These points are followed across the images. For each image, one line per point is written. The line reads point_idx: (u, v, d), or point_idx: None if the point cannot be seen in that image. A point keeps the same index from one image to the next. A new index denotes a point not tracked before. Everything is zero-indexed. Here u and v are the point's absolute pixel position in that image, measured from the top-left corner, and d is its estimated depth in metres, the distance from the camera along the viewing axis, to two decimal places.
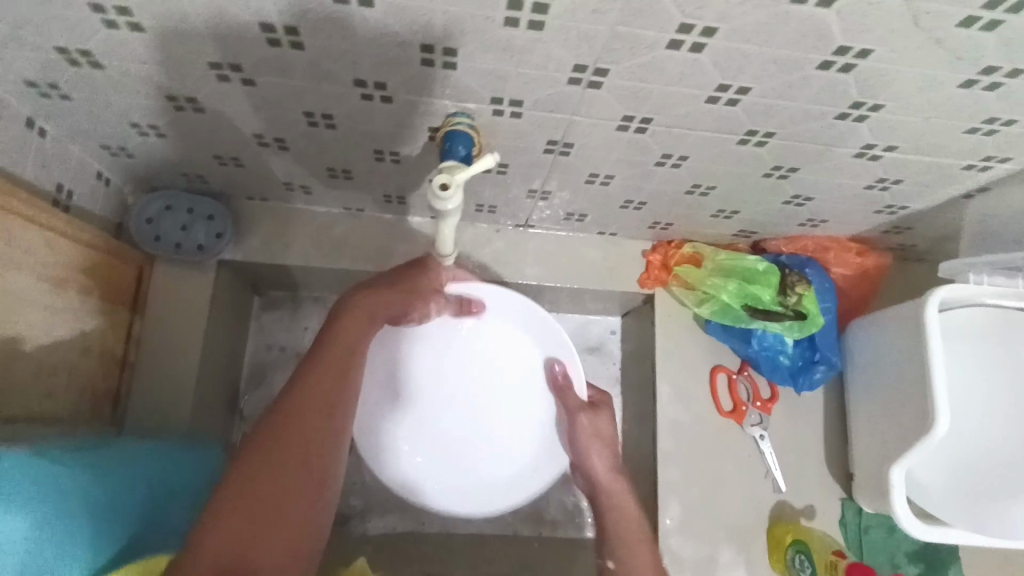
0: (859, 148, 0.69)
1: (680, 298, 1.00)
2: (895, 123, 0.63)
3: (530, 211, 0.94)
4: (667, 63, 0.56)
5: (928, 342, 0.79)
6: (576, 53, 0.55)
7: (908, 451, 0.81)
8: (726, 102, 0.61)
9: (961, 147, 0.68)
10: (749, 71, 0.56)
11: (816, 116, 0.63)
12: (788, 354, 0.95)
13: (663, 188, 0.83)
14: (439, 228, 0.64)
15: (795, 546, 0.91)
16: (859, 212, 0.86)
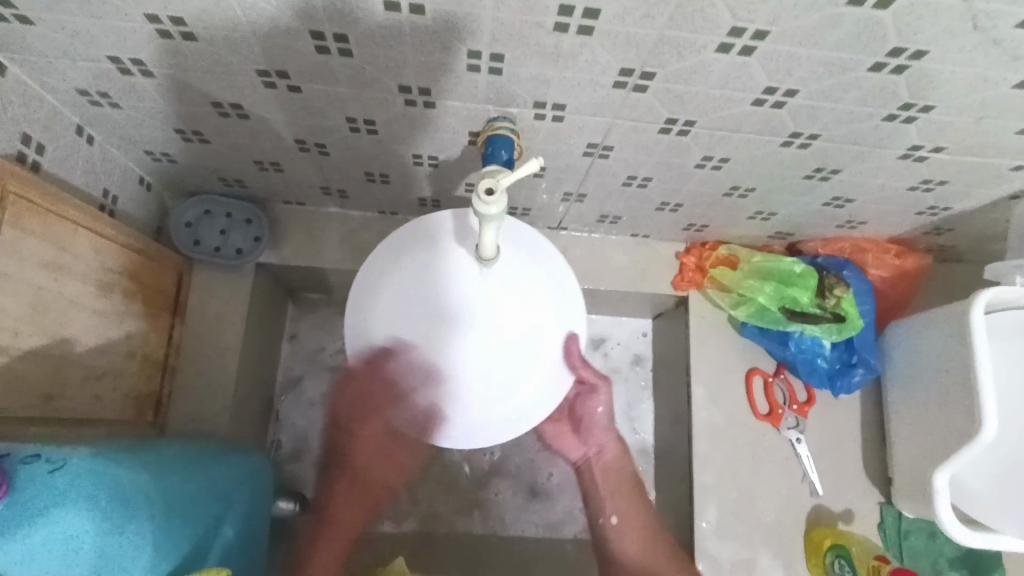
0: (905, 150, 0.68)
1: (715, 300, 0.99)
2: (944, 123, 0.63)
3: (563, 214, 0.94)
4: (715, 67, 0.56)
5: (974, 346, 0.78)
6: (623, 57, 0.55)
7: (953, 456, 0.80)
8: (772, 105, 0.61)
9: (1011, 147, 0.67)
10: (799, 74, 0.56)
11: (863, 117, 0.62)
12: (826, 356, 0.94)
13: (702, 190, 0.83)
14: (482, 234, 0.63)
15: (835, 550, 0.89)
16: (899, 214, 0.85)
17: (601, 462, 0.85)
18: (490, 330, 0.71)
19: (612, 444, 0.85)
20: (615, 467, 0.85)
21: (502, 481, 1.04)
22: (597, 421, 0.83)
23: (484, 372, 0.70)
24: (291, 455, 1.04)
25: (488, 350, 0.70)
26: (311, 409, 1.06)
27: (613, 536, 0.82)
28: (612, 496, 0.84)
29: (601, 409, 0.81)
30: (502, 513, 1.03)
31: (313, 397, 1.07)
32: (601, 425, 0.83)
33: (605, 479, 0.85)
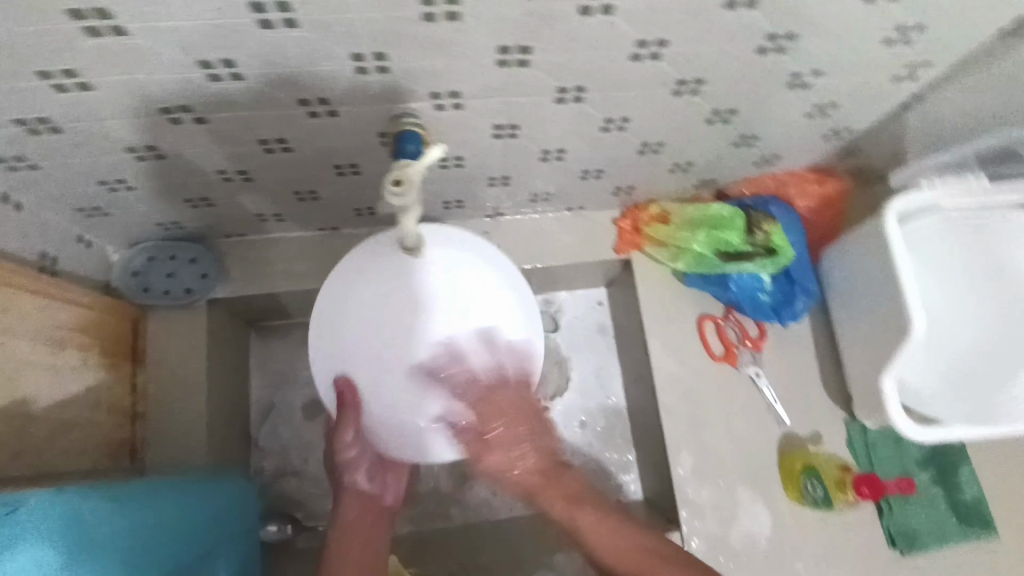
0: (788, 79, 0.72)
1: (654, 256, 1.02)
2: (813, 48, 0.66)
3: (495, 200, 0.97)
4: (583, 31, 0.59)
5: (892, 255, 0.83)
6: (497, 36, 0.58)
7: (894, 358, 0.84)
8: (649, 58, 0.65)
9: (885, 60, 0.70)
10: (662, 24, 0.59)
11: (738, 55, 0.66)
12: (767, 290, 0.98)
13: (616, 153, 0.86)
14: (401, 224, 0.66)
15: (806, 472, 0.94)
16: (809, 143, 0.89)
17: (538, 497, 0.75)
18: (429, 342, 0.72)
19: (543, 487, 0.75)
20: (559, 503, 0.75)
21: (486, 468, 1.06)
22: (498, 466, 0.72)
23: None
24: (279, 480, 1.06)
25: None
26: (291, 433, 1.08)
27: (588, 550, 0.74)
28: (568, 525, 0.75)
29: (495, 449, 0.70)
30: (491, 498, 1.05)
31: (291, 422, 1.09)
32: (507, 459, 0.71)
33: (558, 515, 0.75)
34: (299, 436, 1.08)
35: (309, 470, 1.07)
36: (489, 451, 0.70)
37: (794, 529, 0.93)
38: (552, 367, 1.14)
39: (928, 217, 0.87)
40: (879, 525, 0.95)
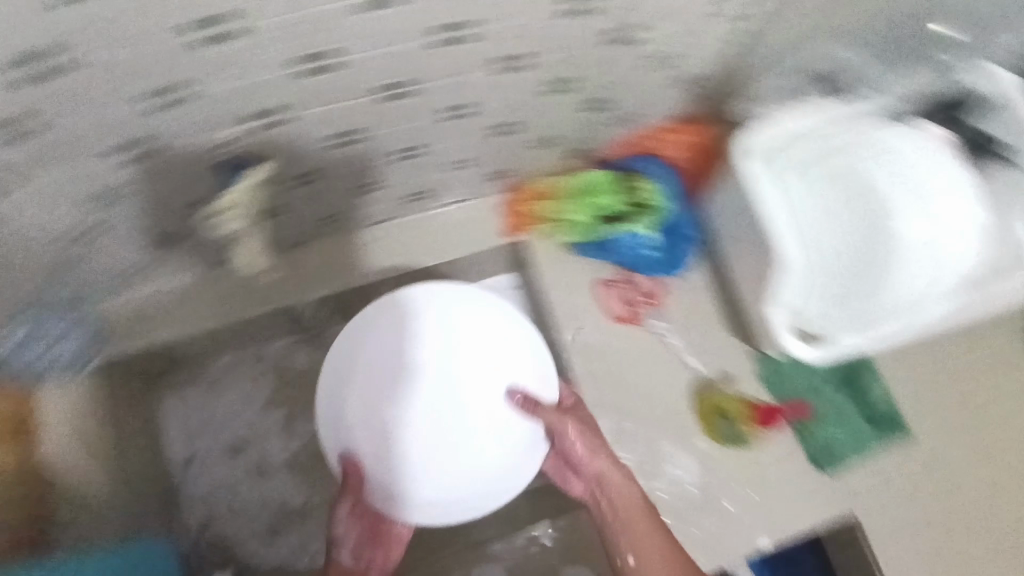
0: (607, 34, 0.71)
1: (541, 233, 1.03)
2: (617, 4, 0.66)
3: (366, 203, 0.95)
4: (371, 26, 0.57)
5: (748, 188, 0.84)
6: (281, 47, 0.56)
7: (773, 288, 0.85)
8: (455, 41, 0.63)
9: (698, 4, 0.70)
10: (451, 8, 0.58)
11: (544, 23, 0.65)
12: (653, 245, 0.98)
13: (468, 138, 0.85)
14: (220, 229, 0.83)
15: (719, 417, 0.98)
16: (661, 95, 0.89)
17: (620, 510, 0.80)
18: (449, 403, 0.85)
19: (636, 498, 0.81)
20: (637, 514, 0.80)
21: None
22: (573, 451, 0.82)
23: (466, 438, 0.84)
24: (215, 532, 1.04)
25: (462, 418, 0.85)
26: (217, 484, 1.05)
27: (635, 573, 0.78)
28: (629, 539, 0.79)
29: (576, 443, 0.82)
30: None
31: (216, 474, 1.05)
32: (583, 453, 0.82)
33: (612, 509, 0.81)
34: (226, 484, 1.05)
35: (244, 514, 1.05)
36: (572, 448, 0.82)
37: (718, 468, 0.97)
38: None
39: (794, 143, 0.87)
40: (799, 448, 0.98)
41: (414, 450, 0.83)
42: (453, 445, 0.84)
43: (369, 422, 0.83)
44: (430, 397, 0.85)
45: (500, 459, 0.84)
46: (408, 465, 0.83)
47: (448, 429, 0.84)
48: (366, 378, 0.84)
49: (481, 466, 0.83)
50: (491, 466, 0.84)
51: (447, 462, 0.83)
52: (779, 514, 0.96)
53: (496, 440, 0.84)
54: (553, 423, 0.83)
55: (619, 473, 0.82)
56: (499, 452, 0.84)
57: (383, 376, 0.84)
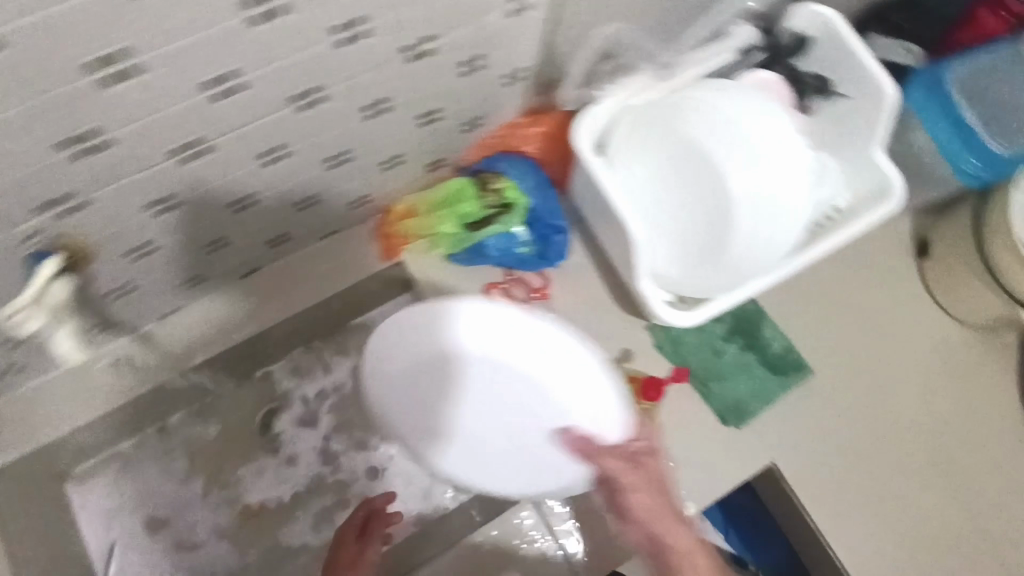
0: (403, 53, 0.70)
1: (416, 252, 1.01)
2: (395, 23, 0.65)
3: (232, 257, 0.94)
4: (128, 95, 0.56)
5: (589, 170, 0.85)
6: (39, 133, 0.55)
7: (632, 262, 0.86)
8: (234, 91, 0.62)
9: (484, 6, 0.70)
10: (208, 61, 0.57)
11: (324, 56, 0.64)
12: (524, 242, 0.97)
13: (307, 176, 0.84)
14: (29, 324, 0.74)
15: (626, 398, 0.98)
16: (494, 92, 0.89)
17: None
18: (496, 400, 0.88)
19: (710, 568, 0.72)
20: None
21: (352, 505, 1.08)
22: (637, 509, 0.74)
23: (509, 428, 0.88)
24: None
25: (505, 423, 0.88)
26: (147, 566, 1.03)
27: None
28: None
29: (637, 496, 0.74)
30: None
31: (144, 557, 1.03)
32: (655, 517, 0.73)
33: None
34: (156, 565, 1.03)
35: None
36: (631, 503, 0.74)
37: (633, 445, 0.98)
38: None
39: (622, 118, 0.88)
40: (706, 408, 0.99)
41: (461, 423, 0.90)
42: (518, 454, 0.89)
43: (419, 385, 0.89)
44: (484, 408, 0.89)
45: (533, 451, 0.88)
46: (444, 431, 0.91)
47: (499, 437, 0.89)
48: (415, 383, 0.89)
49: (541, 476, 0.88)
50: (525, 461, 0.89)
51: (481, 436, 0.90)
52: (699, 478, 0.96)
53: (537, 439, 0.87)
54: (611, 464, 0.77)
55: (693, 539, 0.73)
56: (534, 450, 0.88)
57: (441, 358, 0.87)
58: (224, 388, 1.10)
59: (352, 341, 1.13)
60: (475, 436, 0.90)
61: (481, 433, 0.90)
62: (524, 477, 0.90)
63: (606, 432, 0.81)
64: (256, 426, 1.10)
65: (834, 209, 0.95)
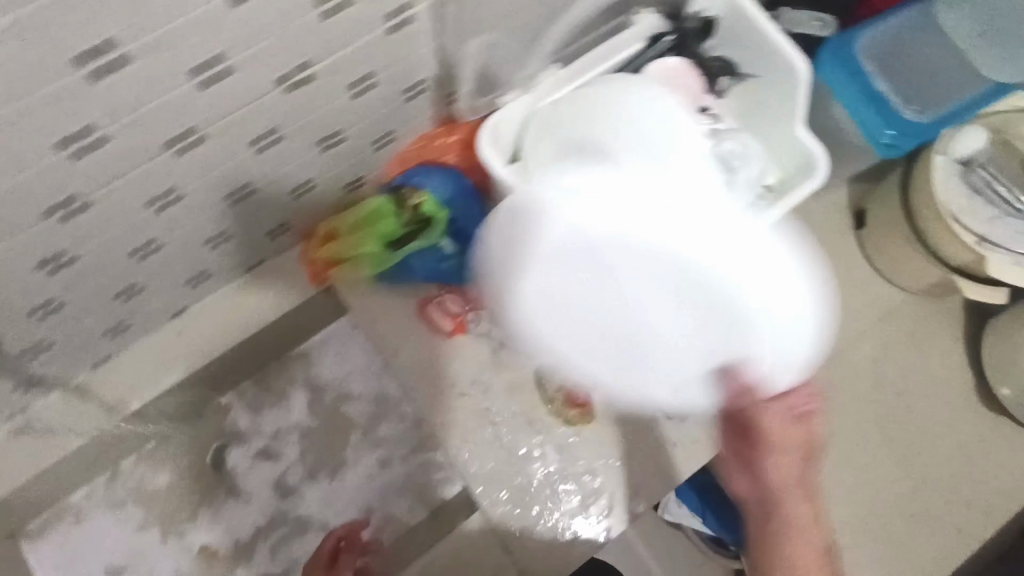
0: (278, 85, 0.68)
1: (343, 274, 1.00)
2: (259, 57, 0.63)
3: (153, 301, 0.92)
4: None
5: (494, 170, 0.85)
6: None
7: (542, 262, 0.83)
8: (95, 145, 0.61)
9: (354, 27, 0.68)
10: (55, 120, 0.56)
11: (189, 99, 0.63)
12: (449, 255, 0.96)
13: (210, 214, 0.82)
14: None
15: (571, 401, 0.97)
16: (397, 107, 0.87)
17: (796, 556, 0.72)
18: (611, 299, 0.82)
19: (811, 553, 0.73)
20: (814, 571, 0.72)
21: (310, 535, 1.06)
22: (773, 470, 0.74)
23: (643, 320, 0.82)
24: None
25: (660, 295, 0.80)
26: None
27: None
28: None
29: (779, 466, 0.73)
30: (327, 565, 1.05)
31: None
32: (789, 483, 0.74)
33: (797, 560, 0.72)
34: None
35: None
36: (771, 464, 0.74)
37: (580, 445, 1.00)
38: (329, 411, 1.10)
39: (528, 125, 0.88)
40: None
41: (568, 328, 0.84)
42: (627, 353, 0.83)
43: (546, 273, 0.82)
44: (609, 300, 0.82)
45: (675, 354, 0.81)
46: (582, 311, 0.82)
47: (630, 328, 0.82)
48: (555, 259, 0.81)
49: (686, 359, 0.81)
50: (669, 363, 0.82)
51: (605, 332, 0.83)
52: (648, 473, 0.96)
53: (667, 349, 0.81)
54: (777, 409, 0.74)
55: (808, 515, 0.74)
56: (672, 358, 0.82)
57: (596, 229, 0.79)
58: (172, 429, 1.08)
59: (296, 368, 1.11)
60: (626, 318, 0.81)
61: (579, 328, 0.83)
62: (686, 354, 0.81)
63: (768, 384, 0.76)
64: (208, 464, 1.09)
65: (766, 187, 0.92)
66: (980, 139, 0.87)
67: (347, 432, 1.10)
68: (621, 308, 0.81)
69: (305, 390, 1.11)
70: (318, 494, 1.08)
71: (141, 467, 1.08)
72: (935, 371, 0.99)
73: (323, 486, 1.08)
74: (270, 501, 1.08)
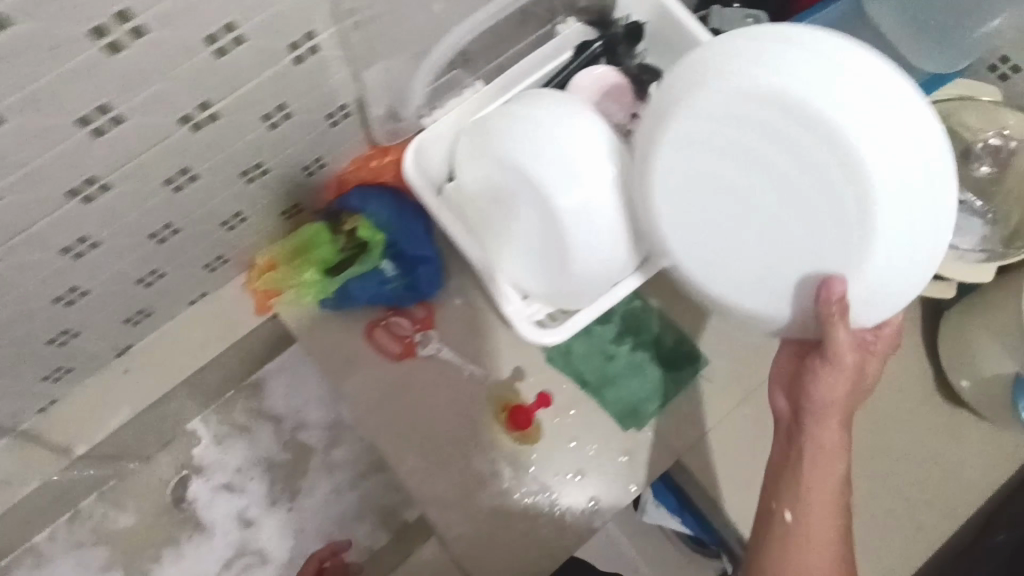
0: (180, 124, 0.67)
1: (288, 303, 0.99)
2: (152, 101, 0.62)
3: (93, 344, 0.91)
4: None
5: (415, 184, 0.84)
6: None
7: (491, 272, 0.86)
8: None
9: (255, 61, 0.66)
10: None
11: (82, 149, 0.62)
12: (390, 277, 0.94)
13: (136, 255, 0.81)
14: None
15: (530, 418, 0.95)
16: (325, 133, 0.84)
17: (807, 476, 0.70)
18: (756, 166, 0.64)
19: (830, 480, 0.70)
20: (823, 494, 0.69)
21: (274, 564, 1.06)
22: (824, 388, 0.68)
23: (737, 233, 0.67)
24: None
25: (790, 193, 0.63)
26: None
27: (794, 530, 0.69)
28: (809, 500, 0.69)
29: (833, 384, 0.68)
30: None
31: None
32: (834, 403, 0.68)
33: (817, 485, 0.69)
34: None
35: None
36: (819, 380, 0.68)
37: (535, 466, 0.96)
38: (289, 442, 1.10)
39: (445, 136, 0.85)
40: (602, 415, 0.97)
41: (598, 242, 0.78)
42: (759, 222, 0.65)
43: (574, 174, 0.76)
44: (765, 157, 0.63)
45: (767, 277, 0.66)
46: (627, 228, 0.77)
47: (771, 188, 0.64)
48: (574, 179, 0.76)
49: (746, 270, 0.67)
50: (762, 286, 0.67)
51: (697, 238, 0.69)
52: (604, 486, 0.95)
53: (774, 260, 0.66)
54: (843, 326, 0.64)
55: (838, 445, 0.69)
56: (771, 277, 0.66)
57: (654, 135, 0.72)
58: (129, 468, 1.07)
59: (253, 400, 1.10)
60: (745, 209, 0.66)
61: (719, 184, 0.66)
62: (770, 253, 0.66)
63: (854, 313, 0.65)
64: (168, 501, 1.08)
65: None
66: None
67: (305, 458, 1.09)
68: (716, 211, 0.67)
69: (264, 423, 1.10)
70: (280, 522, 1.07)
71: (102, 507, 1.07)
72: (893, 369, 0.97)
73: (285, 515, 1.08)
74: (232, 534, 1.07)
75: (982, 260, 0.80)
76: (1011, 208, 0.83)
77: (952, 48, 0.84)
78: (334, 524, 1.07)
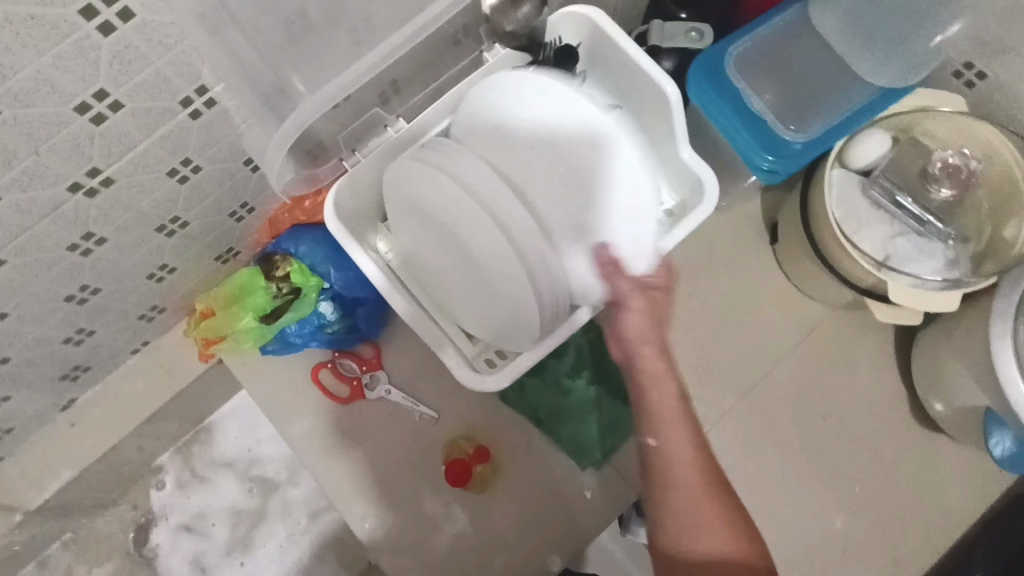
0: (71, 191, 0.63)
1: (228, 350, 0.96)
2: (27, 174, 0.59)
3: (31, 406, 0.88)
4: None
5: (332, 226, 0.78)
6: None
7: (421, 317, 0.78)
8: None
9: (143, 124, 0.62)
10: None
11: None
12: (331, 320, 0.92)
13: (55, 317, 0.77)
14: None
15: (480, 459, 0.92)
16: (247, 181, 0.80)
17: (647, 397, 0.65)
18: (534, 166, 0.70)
19: (672, 399, 0.65)
20: (668, 412, 0.64)
21: None
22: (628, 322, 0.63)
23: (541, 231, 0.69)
24: None
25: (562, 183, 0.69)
26: None
27: (653, 459, 0.65)
28: (661, 423, 0.65)
29: (637, 318, 0.63)
30: None
31: None
32: (646, 327, 0.63)
33: (657, 409, 0.64)
34: None
35: None
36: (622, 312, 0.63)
37: (491, 509, 0.93)
38: (249, 483, 1.08)
39: (356, 179, 0.80)
40: (556, 453, 0.94)
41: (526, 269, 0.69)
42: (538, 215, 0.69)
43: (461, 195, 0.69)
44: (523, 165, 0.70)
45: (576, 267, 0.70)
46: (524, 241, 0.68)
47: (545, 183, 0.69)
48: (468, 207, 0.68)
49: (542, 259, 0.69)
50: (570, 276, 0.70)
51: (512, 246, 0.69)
52: (560, 527, 0.92)
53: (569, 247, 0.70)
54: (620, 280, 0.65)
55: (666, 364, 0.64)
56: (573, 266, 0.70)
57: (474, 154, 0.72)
58: (87, 516, 1.06)
59: (211, 442, 1.09)
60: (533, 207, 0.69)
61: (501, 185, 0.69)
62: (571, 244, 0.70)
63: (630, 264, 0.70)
64: (128, 548, 1.06)
65: (666, 211, 0.86)
66: (883, 142, 0.83)
67: (264, 499, 1.08)
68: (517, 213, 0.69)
69: (224, 465, 1.08)
70: (240, 566, 1.06)
71: (62, 557, 1.05)
72: (846, 389, 0.97)
73: (245, 557, 1.06)
74: None
75: (938, 289, 0.79)
76: (979, 222, 0.84)
77: (910, 56, 0.80)
78: (295, 561, 1.07)
